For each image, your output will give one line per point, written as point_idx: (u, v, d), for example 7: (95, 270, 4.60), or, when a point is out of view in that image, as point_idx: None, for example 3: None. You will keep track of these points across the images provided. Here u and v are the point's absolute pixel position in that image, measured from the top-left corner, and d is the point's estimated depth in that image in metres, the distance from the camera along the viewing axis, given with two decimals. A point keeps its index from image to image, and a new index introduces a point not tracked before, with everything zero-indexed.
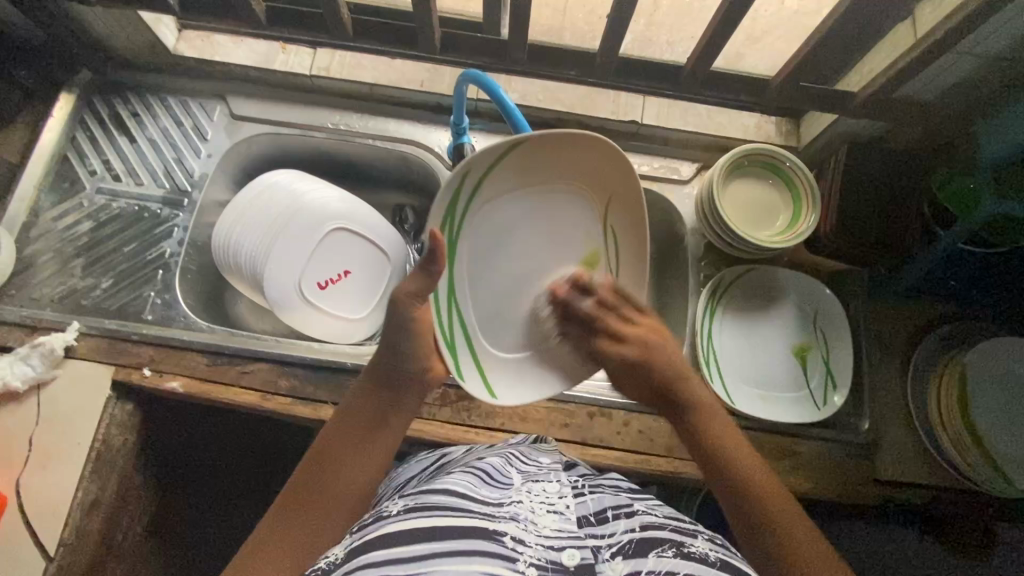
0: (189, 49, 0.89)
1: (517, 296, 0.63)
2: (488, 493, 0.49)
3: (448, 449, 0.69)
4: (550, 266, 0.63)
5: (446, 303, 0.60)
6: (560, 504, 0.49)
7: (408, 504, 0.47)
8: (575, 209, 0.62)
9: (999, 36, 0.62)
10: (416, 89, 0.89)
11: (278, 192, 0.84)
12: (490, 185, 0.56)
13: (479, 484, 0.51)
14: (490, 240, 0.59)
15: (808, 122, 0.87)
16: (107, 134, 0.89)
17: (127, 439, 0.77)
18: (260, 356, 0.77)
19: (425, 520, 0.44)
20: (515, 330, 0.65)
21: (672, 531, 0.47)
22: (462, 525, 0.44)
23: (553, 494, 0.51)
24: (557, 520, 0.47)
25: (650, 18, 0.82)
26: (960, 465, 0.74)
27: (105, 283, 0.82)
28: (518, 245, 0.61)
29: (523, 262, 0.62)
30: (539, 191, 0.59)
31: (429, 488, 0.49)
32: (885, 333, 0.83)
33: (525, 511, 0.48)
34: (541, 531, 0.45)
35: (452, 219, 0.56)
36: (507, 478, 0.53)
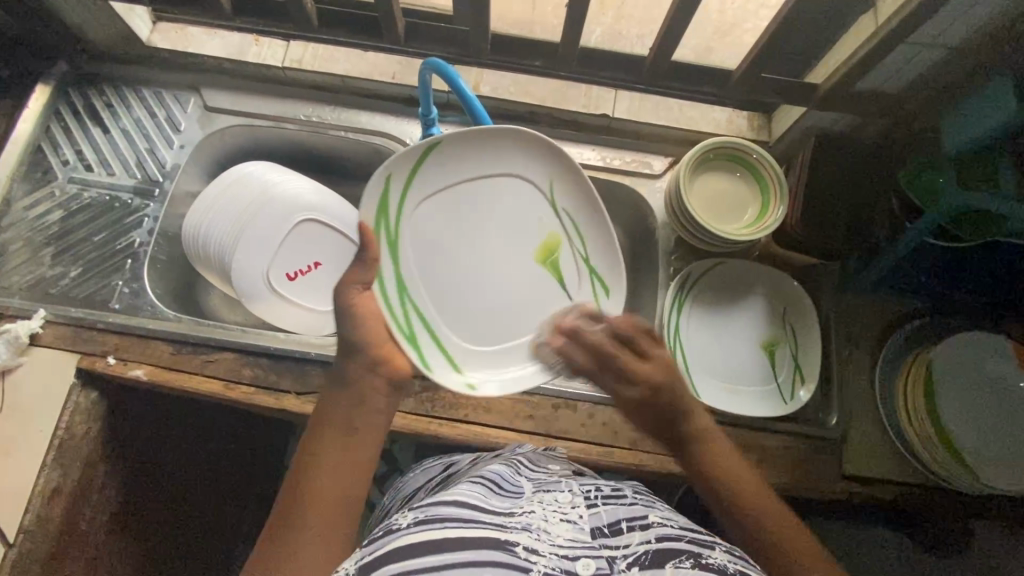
0: (163, 40, 0.91)
1: (470, 282, 0.66)
2: (499, 504, 0.50)
3: (456, 457, 0.70)
4: (503, 253, 0.67)
5: (395, 288, 0.63)
6: (573, 514, 0.50)
7: (418, 515, 0.46)
8: (520, 196, 0.67)
9: (958, 28, 0.61)
10: (388, 82, 0.89)
11: (249, 182, 0.84)
12: (420, 183, 0.64)
13: (490, 494, 0.51)
14: (437, 231, 0.65)
15: (778, 117, 0.87)
16: (81, 125, 0.90)
17: (91, 428, 0.77)
18: (225, 345, 0.77)
19: (440, 531, 0.44)
20: (473, 317, 0.67)
21: (689, 542, 0.47)
22: (474, 535, 0.44)
23: (565, 504, 0.52)
24: (570, 530, 0.48)
25: (618, 12, 0.82)
26: (928, 461, 0.74)
27: (74, 272, 0.82)
28: (465, 235, 0.66)
29: (471, 251, 0.66)
30: (475, 182, 0.66)
31: (438, 498, 0.48)
32: (854, 328, 0.82)
33: (537, 521, 0.48)
34: (555, 541, 0.46)
35: (385, 211, 0.62)
36: (518, 487, 0.54)
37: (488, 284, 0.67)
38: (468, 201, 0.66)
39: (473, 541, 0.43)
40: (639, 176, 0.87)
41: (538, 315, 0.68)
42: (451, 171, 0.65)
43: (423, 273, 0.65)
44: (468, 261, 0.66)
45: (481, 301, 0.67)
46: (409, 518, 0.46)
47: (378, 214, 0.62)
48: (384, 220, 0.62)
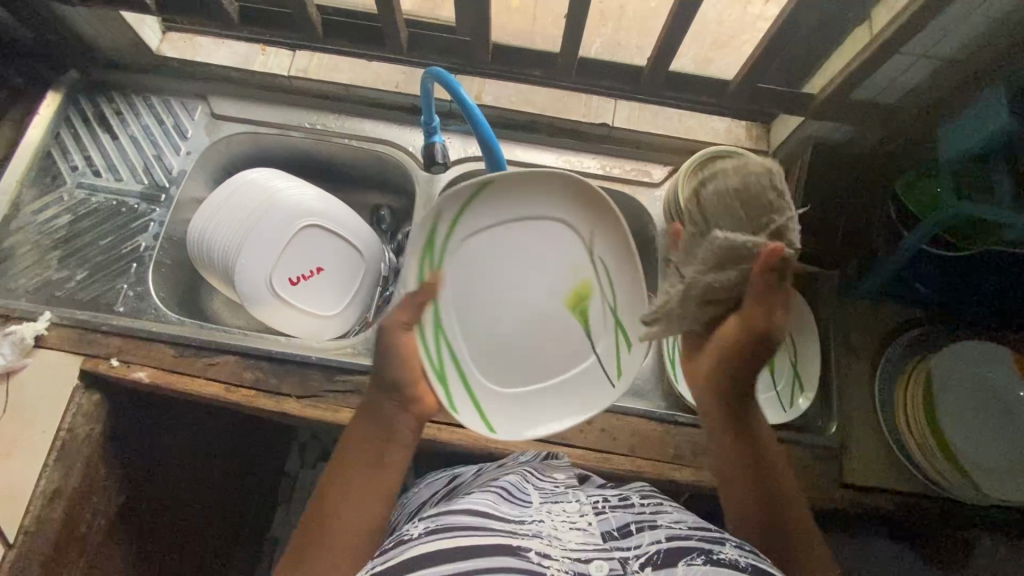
0: (172, 49, 0.92)
1: (502, 328, 0.64)
2: (509, 510, 0.51)
3: (461, 471, 0.71)
4: (538, 299, 0.65)
5: (432, 329, 0.62)
6: (582, 521, 0.51)
7: (429, 526, 0.48)
8: (560, 242, 0.65)
9: (949, 39, 0.61)
10: (391, 91, 0.91)
11: (252, 188, 0.85)
12: (465, 226, 0.63)
13: (500, 501, 0.52)
14: (472, 274, 0.64)
15: (777, 127, 0.88)
16: (91, 131, 0.92)
17: (94, 429, 0.77)
18: (227, 349, 0.78)
19: (454, 540, 0.45)
20: (503, 361, 0.65)
21: (699, 539, 0.48)
22: (486, 542, 0.46)
23: (574, 512, 0.53)
24: (580, 536, 0.49)
25: (618, 23, 0.84)
26: (928, 471, 0.73)
27: (80, 275, 0.83)
28: (499, 279, 0.64)
29: (505, 295, 0.64)
30: (519, 225, 0.64)
31: (449, 509, 0.50)
32: (852, 337, 0.83)
33: (547, 528, 0.49)
34: (566, 546, 0.47)
35: (430, 252, 0.63)
36: (526, 495, 0.55)
37: (520, 330, 0.65)
38: (510, 244, 0.64)
39: (488, 548, 0.45)
40: (639, 184, 0.88)
41: (567, 362, 0.66)
42: (497, 214, 0.64)
43: (454, 316, 0.63)
44: (501, 305, 0.64)
45: (512, 346, 0.65)
46: (420, 528, 0.48)
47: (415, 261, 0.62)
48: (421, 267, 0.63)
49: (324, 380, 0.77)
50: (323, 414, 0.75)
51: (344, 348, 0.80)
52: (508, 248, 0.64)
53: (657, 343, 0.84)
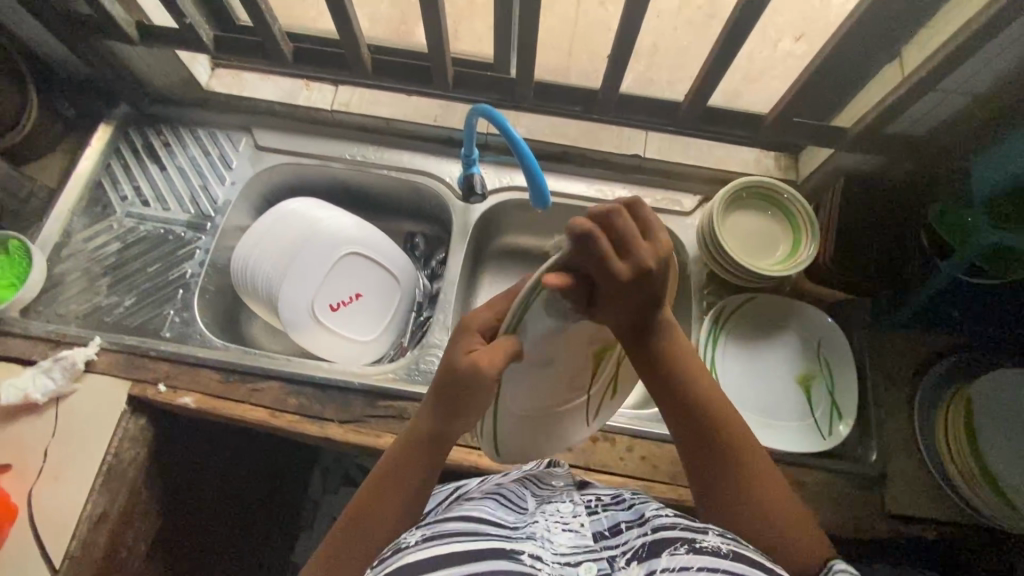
0: (220, 85, 0.97)
1: (545, 378, 0.55)
2: (506, 515, 0.52)
3: (463, 483, 0.68)
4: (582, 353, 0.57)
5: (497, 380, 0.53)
6: (574, 523, 0.52)
7: (426, 533, 0.48)
8: None
9: (985, 74, 0.63)
10: (430, 124, 0.95)
11: (295, 217, 0.88)
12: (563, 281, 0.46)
13: (498, 506, 0.53)
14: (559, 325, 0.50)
15: (805, 158, 0.90)
16: (140, 163, 0.95)
17: (139, 453, 0.79)
18: (271, 374, 0.79)
19: (449, 546, 0.46)
20: (530, 407, 0.59)
21: (683, 529, 0.48)
22: (480, 546, 0.47)
23: (567, 513, 0.54)
24: (572, 538, 0.50)
25: (651, 59, 0.87)
26: (972, 500, 0.73)
27: (128, 301, 0.85)
28: (574, 338, 0.52)
29: (568, 349, 0.53)
30: None
31: (444, 516, 0.50)
32: (889, 365, 0.83)
33: (541, 530, 0.51)
34: (558, 550, 0.49)
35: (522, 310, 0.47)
36: (524, 499, 0.56)
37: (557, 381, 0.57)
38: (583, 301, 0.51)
39: (485, 553, 0.46)
40: (670, 213, 0.90)
41: (584, 411, 0.64)
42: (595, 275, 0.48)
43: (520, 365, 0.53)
44: (556, 360, 0.54)
45: (545, 395, 0.58)
46: (417, 536, 0.48)
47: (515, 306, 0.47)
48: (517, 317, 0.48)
49: (366, 405, 0.78)
50: (366, 439, 0.76)
51: (385, 372, 0.81)
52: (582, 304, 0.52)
53: None
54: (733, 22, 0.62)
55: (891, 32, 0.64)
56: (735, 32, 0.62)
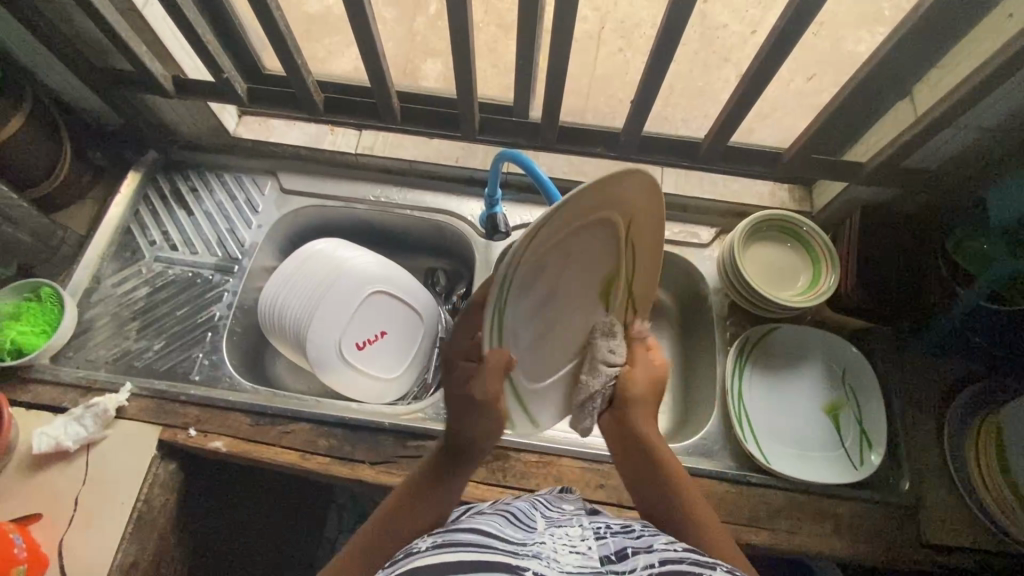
0: (247, 131, 0.99)
1: (560, 329, 0.58)
2: (513, 534, 0.49)
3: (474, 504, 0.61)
4: (577, 306, 0.59)
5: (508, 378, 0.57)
6: (582, 546, 0.48)
7: (436, 540, 0.45)
8: (599, 238, 0.54)
9: (998, 112, 0.65)
10: (452, 164, 0.98)
11: (322, 258, 0.89)
12: (519, 268, 0.48)
13: (506, 525, 0.50)
14: (546, 281, 0.53)
15: (819, 190, 0.92)
16: (168, 208, 0.97)
17: (169, 499, 0.78)
18: (301, 416, 0.79)
19: (451, 554, 0.43)
20: (557, 370, 0.62)
21: (692, 564, 0.44)
22: (483, 558, 0.43)
23: (576, 537, 0.50)
24: (579, 560, 0.46)
25: (666, 100, 0.90)
26: (1009, 527, 0.73)
27: (157, 345, 0.86)
28: (559, 295, 0.56)
29: (568, 297, 0.57)
30: (558, 250, 0.51)
31: (454, 527, 0.48)
32: (915, 392, 0.83)
33: (547, 550, 0.46)
34: (564, 568, 0.44)
35: (496, 322, 0.50)
36: (532, 521, 0.53)
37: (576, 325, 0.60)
38: (549, 271, 0.53)
39: (484, 565, 0.42)
40: (689, 245, 0.92)
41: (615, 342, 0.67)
42: (547, 242, 0.49)
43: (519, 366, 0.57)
44: (555, 321, 0.57)
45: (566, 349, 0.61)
46: (430, 542, 0.46)
47: (487, 328, 0.50)
48: (495, 327, 0.51)
49: (397, 445, 0.78)
50: (397, 480, 0.76)
51: (416, 413, 0.81)
52: (551, 275, 0.53)
53: (720, 400, 0.85)
54: (754, 70, 0.64)
55: (904, 74, 0.67)
56: (755, 79, 0.65)
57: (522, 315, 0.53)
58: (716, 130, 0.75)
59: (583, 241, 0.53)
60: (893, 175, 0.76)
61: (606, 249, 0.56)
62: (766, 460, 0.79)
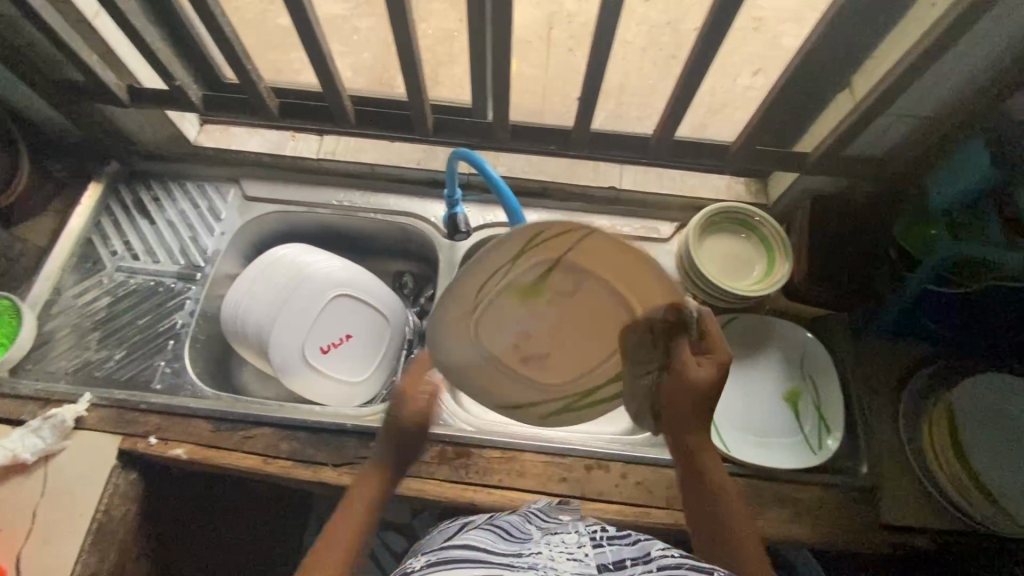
0: (209, 140, 1.00)
1: (583, 344, 0.66)
2: (508, 547, 0.50)
3: (469, 517, 0.64)
4: (562, 329, 0.66)
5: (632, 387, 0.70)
6: (579, 553, 0.50)
7: (430, 559, 0.47)
8: (495, 320, 0.64)
9: (928, 99, 0.68)
10: (413, 167, 0.99)
11: (285, 263, 0.89)
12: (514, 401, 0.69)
13: (499, 538, 0.51)
14: (532, 368, 0.67)
15: (774, 182, 0.94)
16: (130, 217, 0.97)
17: (130, 509, 0.78)
18: (263, 421, 0.79)
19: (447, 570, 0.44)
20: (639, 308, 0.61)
21: (692, 569, 0.45)
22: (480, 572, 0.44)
23: (572, 544, 0.51)
24: (576, 567, 0.48)
25: (618, 99, 0.93)
26: (962, 505, 0.75)
27: (118, 354, 0.86)
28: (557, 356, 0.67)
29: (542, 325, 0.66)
30: (512, 367, 0.67)
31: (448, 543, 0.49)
32: (871, 376, 0.85)
33: (544, 560, 0.48)
34: None
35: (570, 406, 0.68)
36: (526, 533, 0.54)
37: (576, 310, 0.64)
38: (534, 372, 0.68)
39: None
40: (648, 240, 0.94)
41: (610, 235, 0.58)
42: (495, 383, 0.68)
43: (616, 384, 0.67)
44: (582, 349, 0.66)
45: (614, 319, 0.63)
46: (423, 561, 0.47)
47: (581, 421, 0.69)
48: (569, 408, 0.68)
49: (359, 446, 0.78)
50: None
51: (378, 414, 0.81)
52: (538, 369, 0.67)
53: None
54: (691, 64, 0.66)
55: None
56: (692, 73, 0.67)
57: (541, 370, 0.67)
58: (664, 124, 0.76)
59: (488, 317, 0.64)
60: (838, 164, 0.79)
61: (519, 304, 0.64)
62: (728, 449, 0.80)
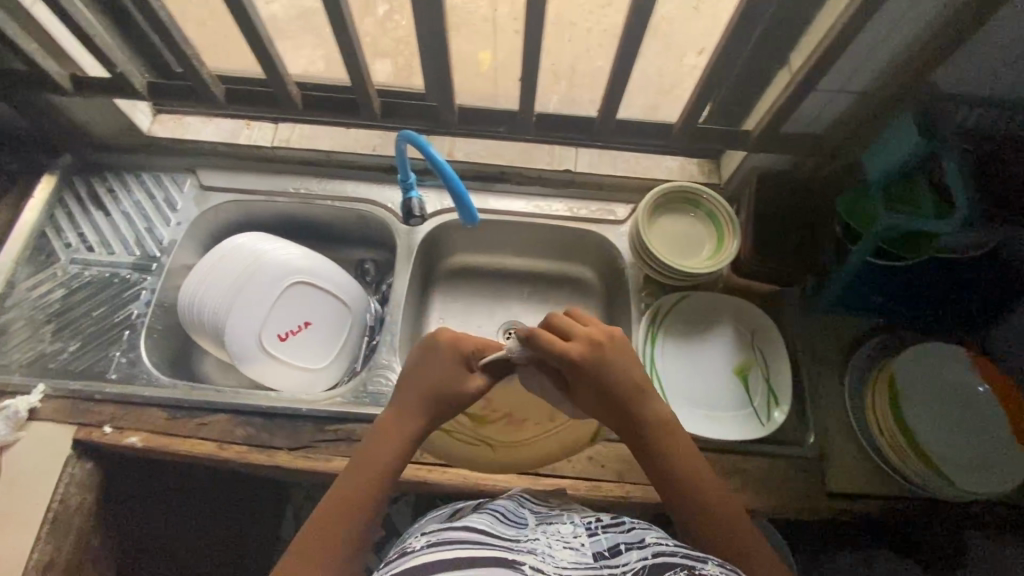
0: (163, 130, 1.00)
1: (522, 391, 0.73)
2: (506, 530, 0.54)
3: (457, 503, 0.64)
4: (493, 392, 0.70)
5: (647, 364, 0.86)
6: (575, 542, 0.54)
7: (431, 540, 0.51)
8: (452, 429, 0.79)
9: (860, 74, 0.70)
10: (370, 153, 0.99)
11: (240, 251, 0.89)
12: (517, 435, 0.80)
13: (497, 522, 0.55)
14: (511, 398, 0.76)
15: (725, 162, 0.96)
16: (85, 210, 0.96)
17: (86, 498, 0.78)
18: (219, 407, 0.80)
19: (454, 552, 0.48)
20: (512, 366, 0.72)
21: (683, 557, 0.51)
22: (487, 554, 0.49)
23: (568, 532, 0.55)
24: (573, 555, 0.52)
25: (570, 82, 0.92)
26: (904, 470, 0.77)
27: (72, 346, 0.86)
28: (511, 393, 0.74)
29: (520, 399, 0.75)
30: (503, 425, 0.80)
31: (449, 525, 0.53)
32: (820, 349, 0.87)
33: (543, 546, 0.52)
34: (560, 563, 0.50)
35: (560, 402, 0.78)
36: (522, 518, 0.58)
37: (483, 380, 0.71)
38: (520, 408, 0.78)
39: (492, 559, 0.48)
40: (604, 222, 0.95)
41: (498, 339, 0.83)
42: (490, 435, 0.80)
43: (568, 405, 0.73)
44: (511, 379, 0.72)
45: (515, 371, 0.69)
46: (424, 542, 0.51)
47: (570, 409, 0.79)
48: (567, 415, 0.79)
49: (315, 430, 0.79)
50: (314, 464, 0.77)
51: (335, 398, 0.82)
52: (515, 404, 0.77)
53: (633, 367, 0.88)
54: (623, 43, 0.67)
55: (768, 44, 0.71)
56: (625, 52, 0.68)
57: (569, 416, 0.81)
58: (606, 104, 0.78)
59: (505, 432, 0.80)
60: (778, 141, 0.80)
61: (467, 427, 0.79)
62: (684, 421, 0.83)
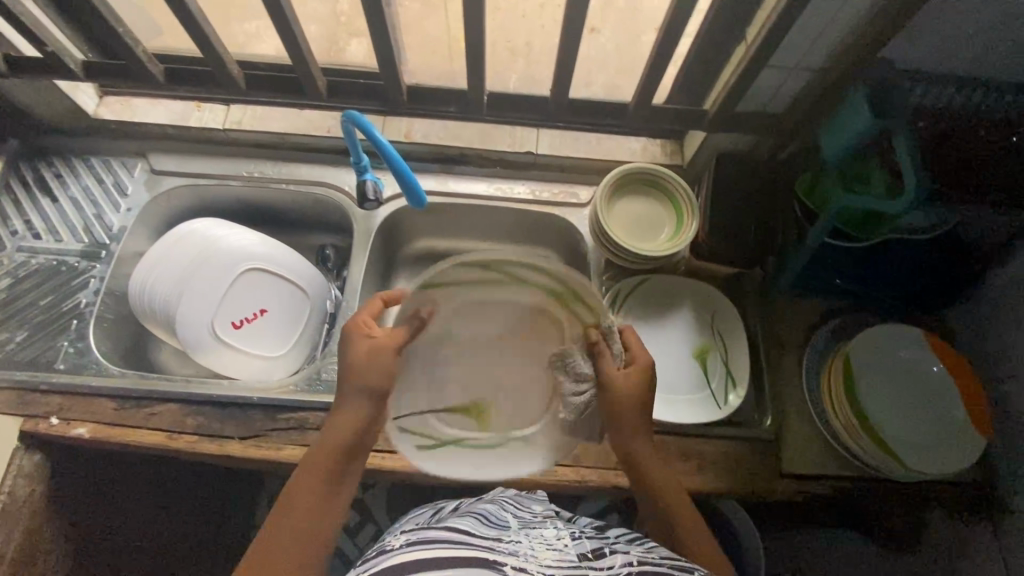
0: (110, 113, 0.96)
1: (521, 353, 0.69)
2: (487, 532, 0.54)
3: (442, 504, 0.69)
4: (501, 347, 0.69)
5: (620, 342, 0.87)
6: (558, 544, 0.53)
7: (410, 538, 0.51)
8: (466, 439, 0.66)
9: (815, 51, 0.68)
10: (325, 135, 0.96)
11: (191, 237, 0.87)
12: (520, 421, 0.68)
13: (480, 524, 0.55)
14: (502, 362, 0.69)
15: (688, 142, 0.95)
16: (32, 196, 0.93)
17: (35, 490, 0.77)
18: (169, 397, 0.78)
19: (432, 549, 0.48)
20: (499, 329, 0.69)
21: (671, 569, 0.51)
22: (464, 553, 0.47)
23: (552, 537, 0.55)
24: (555, 555, 0.51)
25: (528, 59, 0.89)
26: (857, 452, 0.76)
27: (19, 336, 0.84)
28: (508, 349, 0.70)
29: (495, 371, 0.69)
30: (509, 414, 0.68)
31: (429, 527, 0.52)
32: (780, 332, 0.87)
33: (526, 548, 0.51)
34: (542, 562, 0.49)
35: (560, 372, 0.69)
36: (504, 522, 0.58)
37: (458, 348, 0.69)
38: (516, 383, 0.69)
39: (471, 558, 0.47)
40: (565, 206, 0.93)
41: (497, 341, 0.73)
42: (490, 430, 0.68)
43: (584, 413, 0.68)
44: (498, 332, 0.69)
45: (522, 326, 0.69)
46: (403, 541, 0.51)
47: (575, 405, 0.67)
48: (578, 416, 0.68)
49: (266, 419, 0.78)
50: (266, 453, 0.76)
51: (288, 386, 0.81)
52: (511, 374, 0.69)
53: None
54: (565, 20, 0.65)
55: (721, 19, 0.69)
56: (569, 29, 0.65)
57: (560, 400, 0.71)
58: (557, 83, 0.75)
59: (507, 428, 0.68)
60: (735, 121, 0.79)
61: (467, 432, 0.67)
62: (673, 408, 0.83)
